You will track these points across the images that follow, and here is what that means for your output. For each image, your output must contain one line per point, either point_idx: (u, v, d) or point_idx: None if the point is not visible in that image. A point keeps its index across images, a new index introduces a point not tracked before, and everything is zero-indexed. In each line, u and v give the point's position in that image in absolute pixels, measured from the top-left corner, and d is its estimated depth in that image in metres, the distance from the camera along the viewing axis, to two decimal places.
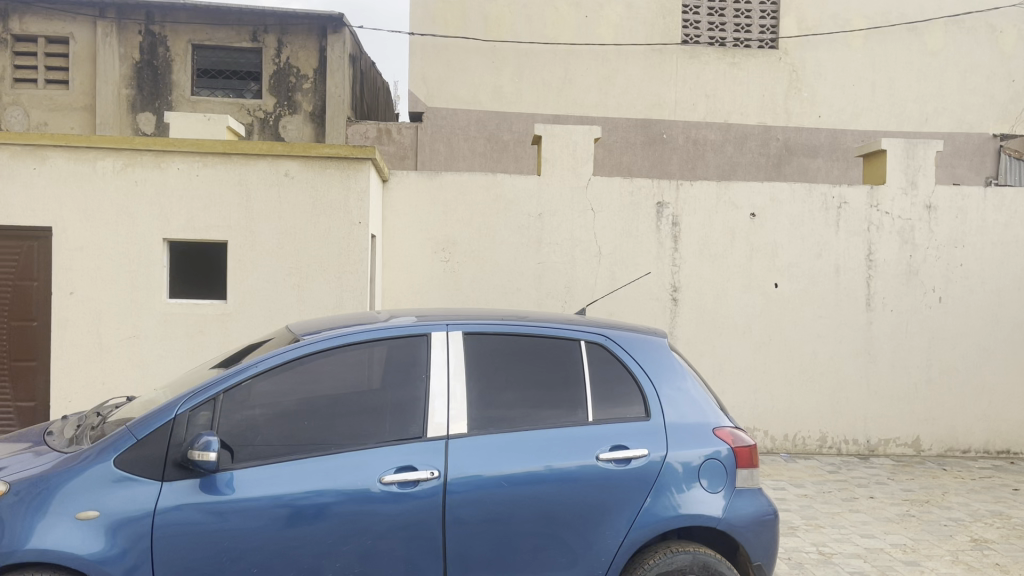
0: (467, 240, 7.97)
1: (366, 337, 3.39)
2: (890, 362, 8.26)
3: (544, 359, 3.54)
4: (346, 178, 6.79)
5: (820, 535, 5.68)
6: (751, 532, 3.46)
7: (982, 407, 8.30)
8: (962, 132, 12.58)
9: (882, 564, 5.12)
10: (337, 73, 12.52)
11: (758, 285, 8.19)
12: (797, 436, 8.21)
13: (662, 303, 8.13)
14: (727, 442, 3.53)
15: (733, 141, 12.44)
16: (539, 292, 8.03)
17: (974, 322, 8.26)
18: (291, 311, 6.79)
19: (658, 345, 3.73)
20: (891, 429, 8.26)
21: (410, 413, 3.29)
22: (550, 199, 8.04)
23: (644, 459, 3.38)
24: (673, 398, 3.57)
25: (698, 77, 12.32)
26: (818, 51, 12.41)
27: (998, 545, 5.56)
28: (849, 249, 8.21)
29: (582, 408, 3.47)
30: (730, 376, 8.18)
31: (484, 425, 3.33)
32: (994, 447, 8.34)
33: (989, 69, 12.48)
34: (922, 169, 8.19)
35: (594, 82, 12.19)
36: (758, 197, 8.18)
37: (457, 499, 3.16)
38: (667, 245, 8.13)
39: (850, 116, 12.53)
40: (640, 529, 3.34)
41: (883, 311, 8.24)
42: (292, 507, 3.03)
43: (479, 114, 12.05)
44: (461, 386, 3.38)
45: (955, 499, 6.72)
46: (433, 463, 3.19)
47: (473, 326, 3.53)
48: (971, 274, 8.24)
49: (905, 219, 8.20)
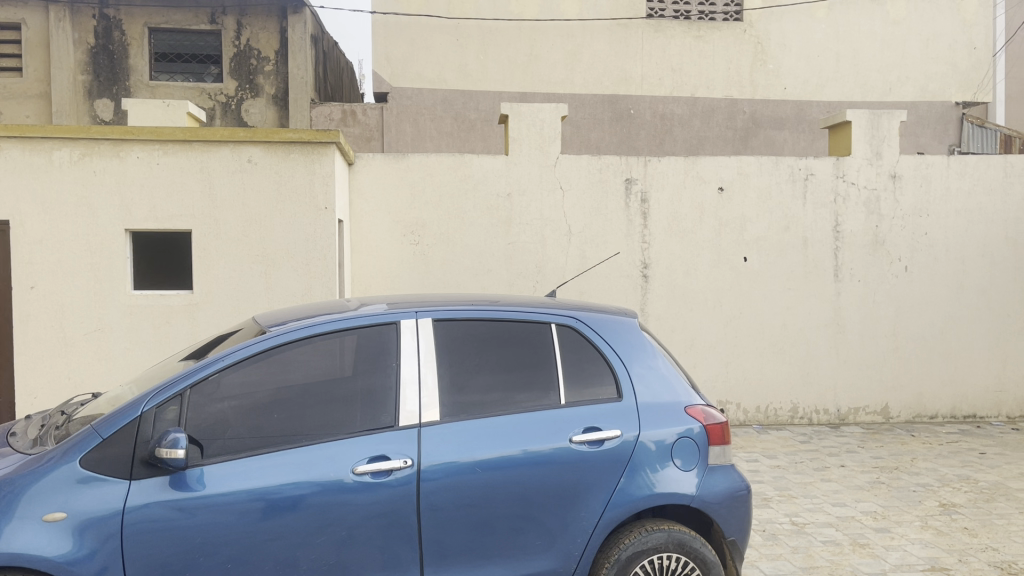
0: (436, 222, 7.91)
1: (336, 327, 3.36)
2: (860, 332, 8.35)
3: (515, 344, 3.52)
4: (310, 162, 6.70)
5: (793, 506, 5.75)
6: (724, 508, 3.49)
7: (949, 374, 8.44)
8: (926, 100, 12.70)
9: (854, 532, 5.20)
10: (299, 54, 12.36)
11: (727, 260, 8.24)
12: (769, 408, 8.32)
13: (633, 280, 8.16)
14: (699, 419, 3.55)
15: (700, 115, 12.42)
16: (510, 272, 8.01)
17: (939, 289, 8.38)
18: (258, 300, 6.70)
19: (629, 325, 3.74)
20: (860, 397, 8.39)
21: (381, 403, 3.26)
22: (518, 178, 8.00)
23: (617, 440, 3.39)
24: (645, 378, 3.58)
25: (663, 52, 12.30)
26: (782, 22, 12.43)
27: (966, 508, 5.67)
28: (817, 220, 8.27)
29: (555, 390, 3.46)
30: (702, 350, 8.24)
31: (458, 411, 3.31)
32: (962, 412, 8.48)
33: (951, 37, 12.59)
34: (886, 140, 8.26)
35: (559, 59, 12.14)
36: (726, 171, 8.20)
37: (432, 486, 3.15)
38: (636, 222, 8.14)
39: (815, 87, 12.58)
40: (615, 509, 3.35)
41: (851, 281, 8.32)
42: (266, 500, 3.00)
43: (445, 93, 11.96)
44: (433, 373, 3.36)
45: (924, 464, 6.86)
46: (405, 452, 3.16)
47: (443, 312, 3.50)
48: (936, 242, 8.34)
49: (871, 189, 8.28)
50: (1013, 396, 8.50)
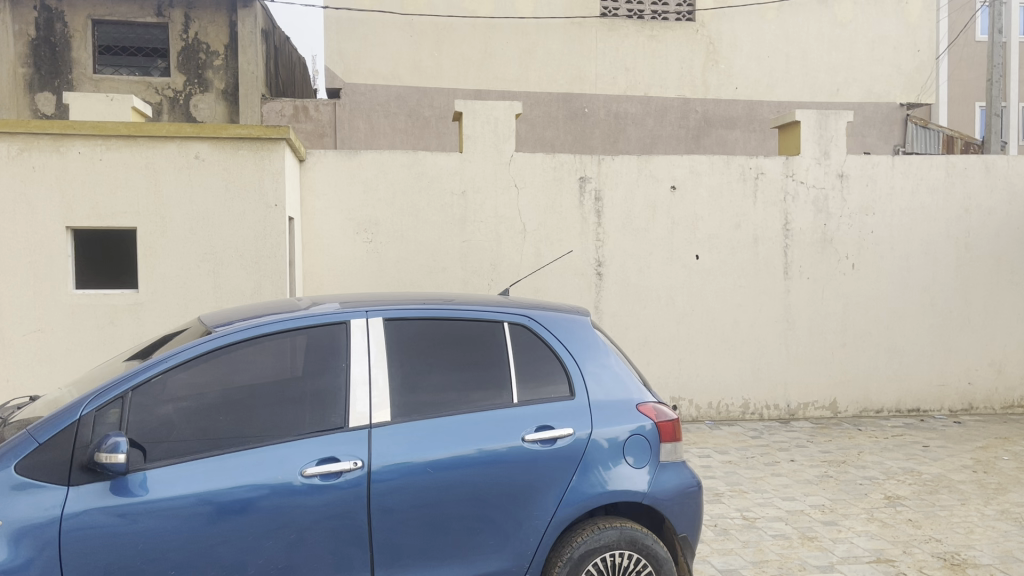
0: (389, 219, 7.84)
1: (284, 327, 3.30)
2: (809, 329, 8.50)
3: (467, 343, 3.50)
4: (260, 159, 6.59)
5: (744, 500, 5.83)
6: (675, 504, 3.52)
7: (894, 368, 8.64)
8: (872, 101, 12.97)
9: (803, 526, 5.29)
10: (250, 49, 12.15)
11: (679, 257, 8.31)
12: (721, 404, 8.42)
13: (587, 278, 8.19)
14: (651, 417, 3.56)
15: (654, 114, 12.51)
16: (465, 270, 7.99)
17: (885, 286, 8.56)
18: (206, 299, 6.57)
19: (581, 324, 3.74)
20: (809, 393, 8.54)
21: (331, 403, 3.21)
22: (472, 176, 7.97)
23: (569, 438, 3.39)
24: (598, 376, 3.59)
25: (617, 50, 12.37)
26: (733, 23, 12.59)
27: (910, 500, 5.81)
28: (767, 219, 8.39)
29: (507, 389, 3.45)
30: (655, 347, 8.31)
31: (409, 412, 3.28)
32: (906, 406, 8.68)
33: (896, 40, 12.89)
34: (834, 140, 8.41)
35: (514, 57, 12.16)
36: (678, 169, 8.28)
37: (383, 487, 3.11)
38: (590, 220, 8.17)
39: (766, 87, 12.75)
40: (568, 507, 3.35)
41: (800, 279, 8.46)
42: (214, 504, 2.94)
43: (399, 89, 11.87)
44: (383, 373, 3.32)
45: (870, 458, 7.00)
46: (356, 453, 3.12)
47: (394, 311, 3.47)
48: (882, 240, 8.53)
49: (819, 188, 8.42)
50: (956, 389, 8.71)
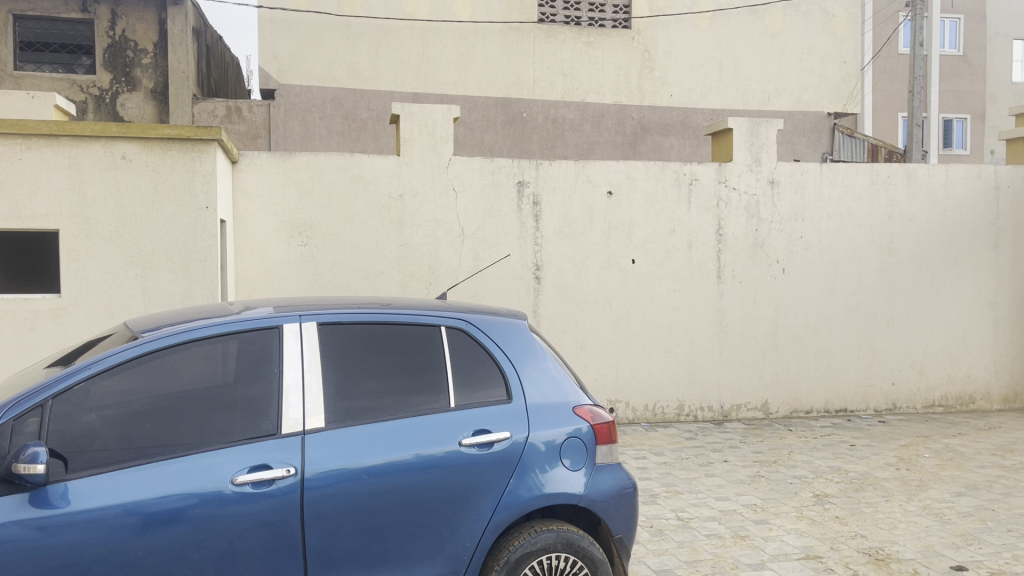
0: (324, 223, 7.73)
1: (214, 331, 3.23)
2: (741, 332, 8.68)
3: (404, 347, 3.47)
4: (189, 160, 6.44)
5: (679, 501, 5.91)
6: (611, 506, 3.54)
7: (822, 369, 8.88)
8: (801, 110, 13.33)
9: (735, 525, 5.39)
10: (180, 47, 11.84)
11: (616, 261, 8.41)
12: (657, 406, 8.53)
13: (525, 282, 8.22)
14: (587, 419, 3.59)
15: (590, 119, 12.62)
16: (403, 274, 7.93)
17: (813, 289, 8.80)
18: (133, 304, 6.39)
19: (518, 327, 3.74)
20: (741, 395, 8.72)
21: (263, 410, 3.15)
22: (410, 179, 7.92)
23: (506, 442, 3.39)
24: (535, 379, 3.60)
25: (554, 56, 12.47)
26: (668, 31, 12.82)
27: (837, 498, 5.98)
28: (701, 224, 8.55)
29: (444, 393, 3.43)
30: (592, 351, 8.38)
31: (344, 417, 3.23)
32: (834, 407, 8.92)
33: (823, 51, 13.29)
34: (765, 147, 8.62)
35: (452, 61, 12.15)
36: (615, 174, 8.37)
37: (317, 494, 3.06)
38: (528, 224, 8.20)
39: (700, 95, 12.99)
40: (504, 511, 3.35)
41: (733, 282, 8.64)
42: (141, 515, 2.85)
43: (335, 91, 11.74)
44: (317, 379, 3.27)
45: (800, 457, 7.18)
46: (289, 460, 3.06)
47: (328, 316, 3.42)
48: (811, 245, 8.77)
49: (751, 194, 8.62)
50: (880, 390, 8.99)
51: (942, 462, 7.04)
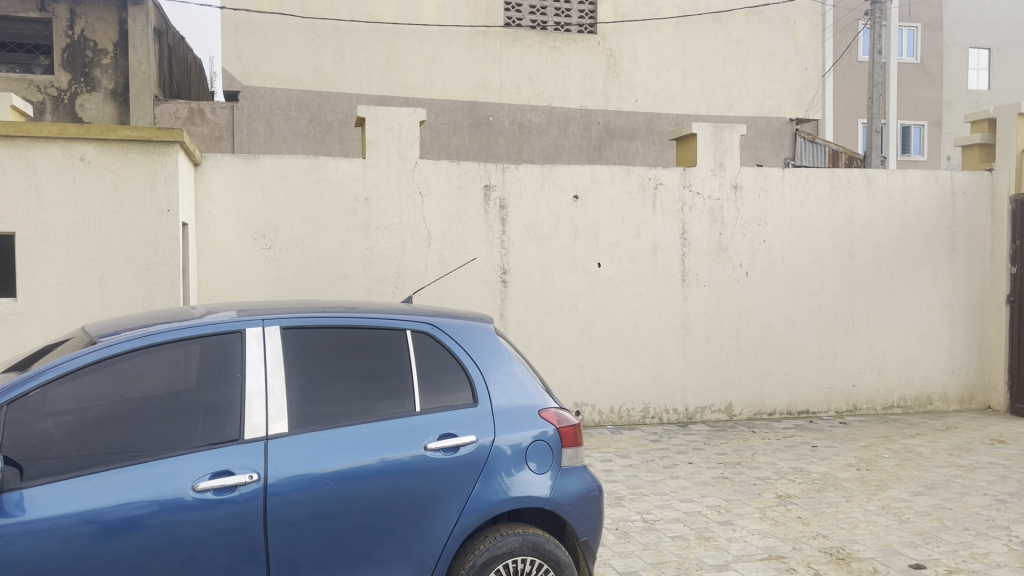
0: (289, 226, 7.67)
1: (176, 336, 3.18)
2: (705, 335, 8.76)
3: (369, 351, 3.44)
4: (151, 162, 6.35)
5: (644, 503, 5.95)
6: (577, 508, 3.56)
7: (785, 372, 8.99)
8: (764, 116, 13.51)
9: (700, 526, 5.43)
10: (141, 47, 11.64)
11: (582, 265, 8.45)
12: (623, 408, 8.58)
13: (492, 286, 8.22)
14: (553, 422, 3.59)
15: (557, 124, 12.68)
16: (368, 277, 7.88)
17: (776, 293, 8.92)
18: (92, 308, 6.28)
19: (484, 331, 3.74)
20: (706, 397, 8.80)
21: (225, 415, 3.11)
22: (375, 182, 7.89)
23: (472, 446, 3.38)
24: (501, 382, 3.60)
25: (520, 60, 12.50)
26: (633, 37, 12.92)
27: (800, 498, 6.06)
28: (665, 228, 8.62)
29: (409, 397, 3.41)
30: (558, 354, 8.41)
31: (308, 422, 3.21)
32: (796, 408, 9.04)
33: (785, 58, 13.49)
34: (728, 152, 8.72)
35: (418, 64, 12.12)
36: (580, 179, 8.41)
37: (281, 500, 3.03)
38: (495, 228, 8.21)
39: (664, 100, 13.11)
40: (470, 515, 3.34)
41: (697, 286, 8.72)
42: (100, 523, 2.80)
43: (299, 94, 11.66)
44: (281, 383, 3.24)
45: (763, 459, 7.27)
46: (251, 466, 3.03)
47: (292, 320, 3.39)
48: (773, 249, 8.88)
49: (715, 199, 8.71)
50: (841, 391, 9.14)
51: (901, 462, 7.17)
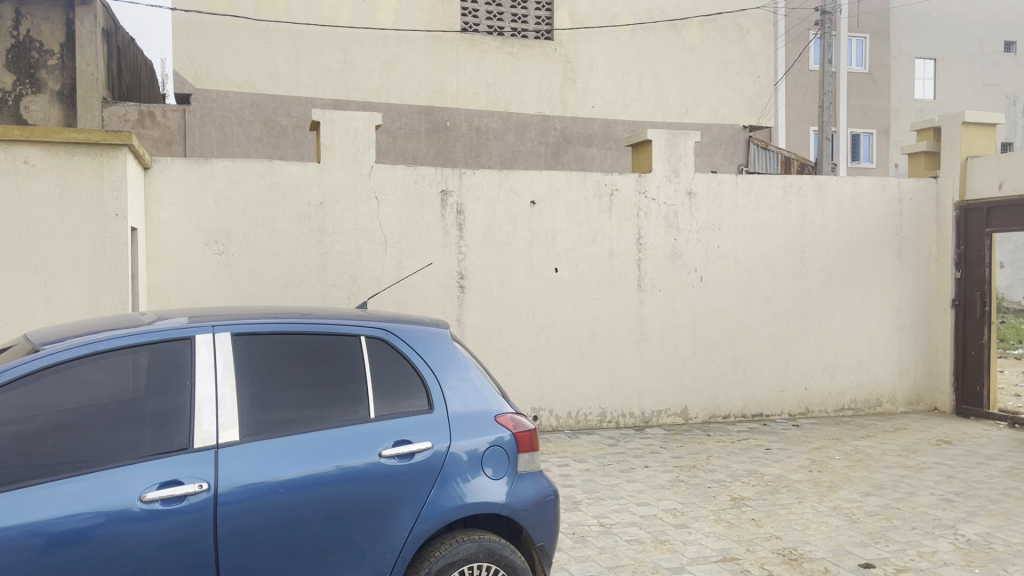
0: (242, 231, 7.56)
1: (123, 343, 3.11)
2: (661, 339, 8.84)
3: (322, 357, 3.40)
4: (98, 165, 6.20)
5: (601, 507, 5.97)
6: (532, 514, 3.55)
7: (739, 375, 9.11)
8: (718, 123, 13.69)
9: (655, 529, 5.47)
10: (89, 48, 11.11)
11: (539, 270, 8.46)
12: (580, 413, 8.61)
13: (449, 291, 8.19)
14: (509, 428, 3.59)
15: (514, 129, 12.72)
16: (323, 283, 7.81)
17: (730, 297, 9.04)
18: (36, 314, 6.12)
19: (440, 336, 3.73)
20: (662, 401, 8.87)
21: (175, 424, 3.05)
22: (331, 187, 7.81)
23: (427, 452, 3.36)
24: (456, 388, 3.59)
25: (477, 66, 12.50)
26: (589, 44, 13.01)
27: (753, 501, 6.14)
28: (621, 234, 8.69)
29: (364, 404, 3.38)
30: (516, 359, 8.41)
31: (260, 430, 3.16)
32: (750, 411, 9.16)
33: (738, 66, 13.71)
34: (682, 158, 8.82)
35: (375, 68, 12.05)
36: (537, 185, 8.44)
37: (232, 510, 2.98)
38: (452, 233, 8.19)
39: (620, 106, 13.21)
40: (426, 522, 3.32)
41: (653, 291, 8.80)
42: (47, 535, 2.72)
43: (254, 97, 11.50)
44: (232, 391, 3.18)
45: (718, 461, 7.35)
46: (202, 475, 2.97)
47: (244, 326, 3.34)
48: (727, 255, 9.00)
49: (669, 205, 8.80)
50: (794, 395, 9.28)
51: (851, 463, 7.31)
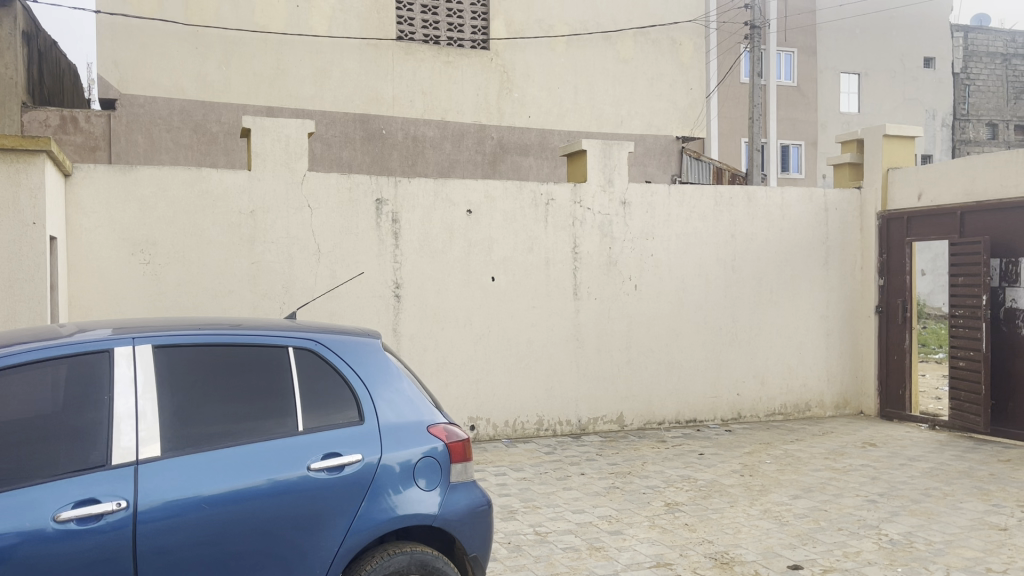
0: (169, 240, 7.37)
1: (37, 357, 2.99)
2: (596, 347, 8.91)
3: (249, 370, 3.33)
4: (14, 172, 5.98)
5: (537, 516, 5.98)
6: (466, 524, 3.53)
7: (673, 382, 9.23)
8: (651, 134, 13.90)
9: (590, 537, 5.50)
10: (8, 51, 10.40)
11: (476, 279, 8.46)
12: (517, 422, 8.61)
13: (385, 300, 8.11)
14: (442, 438, 3.56)
15: (451, 138, 12.72)
16: (254, 293, 7.66)
17: (664, 306, 9.17)
18: None
19: (371, 346, 3.69)
20: (599, 408, 8.93)
21: (92, 440, 2.95)
22: (262, 195, 7.68)
23: (358, 464, 3.31)
24: (388, 399, 3.55)
25: (413, 74, 12.46)
26: (525, 54, 13.09)
27: (687, 506, 6.22)
28: (557, 242, 8.74)
29: (292, 416, 3.32)
30: (453, 368, 8.37)
31: (183, 445, 3.07)
32: (685, 417, 9.28)
33: (671, 78, 13.96)
34: (617, 168, 8.93)
35: (309, 75, 11.89)
36: (473, 194, 8.43)
37: (153, 528, 2.88)
38: (387, 241, 8.12)
39: (556, 116, 13.32)
40: (356, 535, 3.27)
41: (588, 299, 8.87)
42: None
43: (183, 103, 11.26)
44: (153, 405, 3.09)
45: (653, 467, 7.43)
46: (120, 492, 2.87)
47: (166, 338, 3.24)
48: (661, 263, 9.14)
49: (604, 214, 8.90)
50: (726, 400, 9.45)
51: (781, 467, 7.47)
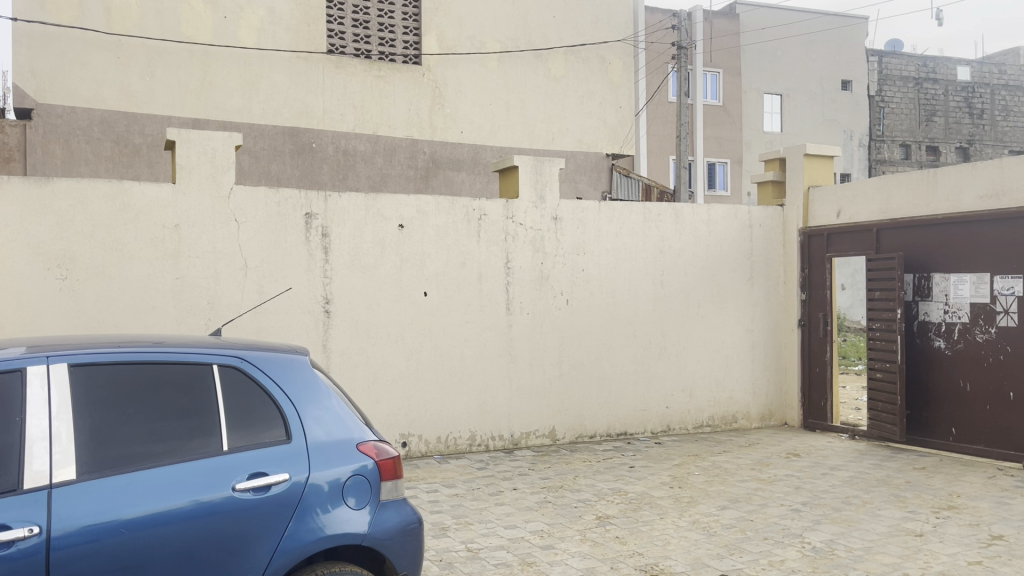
0: (89, 255, 7.13)
1: None
2: (528, 361, 8.94)
3: (171, 388, 3.24)
4: None
5: (469, 532, 5.95)
6: (396, 543, 3.48)
7: (604, 396, 9.32)
8: (582, 151, 14.08)
9: (522, 552, 5.50)
10: None
11: (407, 294, 8.41)
12: (449, 438, 8.57)
13: (314, 316, 7.99)
14: (371, 456, 3.52)
15: (382, 152, 12.67)
16: (178, 309, 7.45)
17: (595, 319, 9.27)
18: None
19: (299, 364, 3.63)
20: (531, 423, 8.96)
21: (2, 463, 2.83)
22: (187, 209, 7.50)
23: (285, 483, 3.25)
24: (317, 417, 3.49)
25: (344, 88, 12.37)
26: (458, 70, 13.12)
27: (618, 518, 6.28)
28: (489, 257, 8.76)
29: (217, 436, 3.24)
30: (384, 385, 8.29)
31: (101, 467, 2.97)
32: (615, 430, 9.38)
33: (600, 96, 14.19)
34: (548, 184, 9.02)
35: (236, 87, 11.69)
36: (405, 209, 8.39)
37: (69, 554, 2.77)
38: (317, 256, 8.01)
39: (488, 132, 13.40)
40: (283, 556, 3.20)
41: (521, 314, 8.90)
42: None
43: (104, 114, 10.92)
44: (68, 425, 2.98)
45: (584, 481, 7.48)
46: (33, 518, 2.76)
47: (83, 356, 3.13)
48: (591, 278, 9.25)
49: (536, 229, 8.97)
50: (656, 414, 9.58)
51: (709, 478, 7.62)
